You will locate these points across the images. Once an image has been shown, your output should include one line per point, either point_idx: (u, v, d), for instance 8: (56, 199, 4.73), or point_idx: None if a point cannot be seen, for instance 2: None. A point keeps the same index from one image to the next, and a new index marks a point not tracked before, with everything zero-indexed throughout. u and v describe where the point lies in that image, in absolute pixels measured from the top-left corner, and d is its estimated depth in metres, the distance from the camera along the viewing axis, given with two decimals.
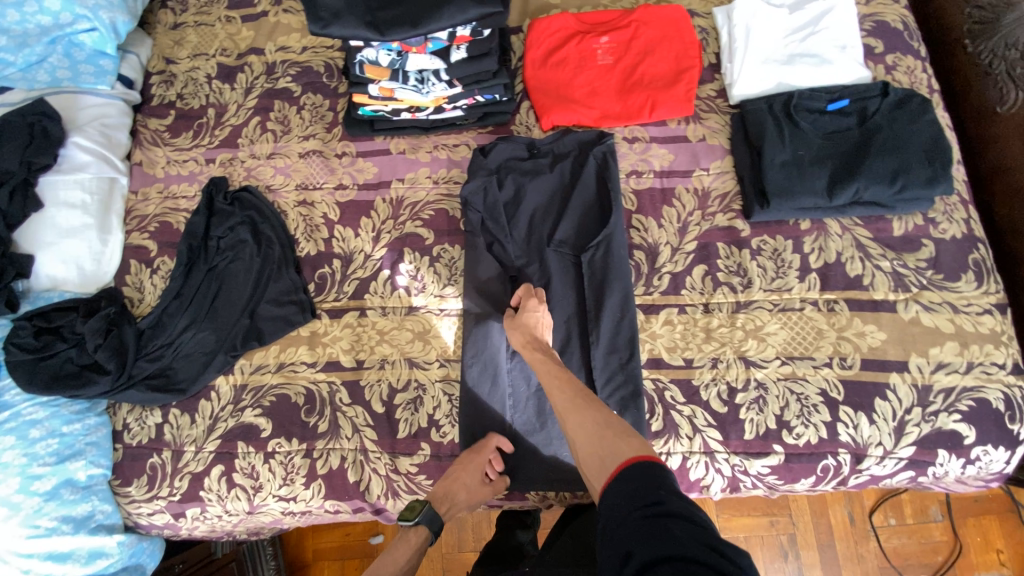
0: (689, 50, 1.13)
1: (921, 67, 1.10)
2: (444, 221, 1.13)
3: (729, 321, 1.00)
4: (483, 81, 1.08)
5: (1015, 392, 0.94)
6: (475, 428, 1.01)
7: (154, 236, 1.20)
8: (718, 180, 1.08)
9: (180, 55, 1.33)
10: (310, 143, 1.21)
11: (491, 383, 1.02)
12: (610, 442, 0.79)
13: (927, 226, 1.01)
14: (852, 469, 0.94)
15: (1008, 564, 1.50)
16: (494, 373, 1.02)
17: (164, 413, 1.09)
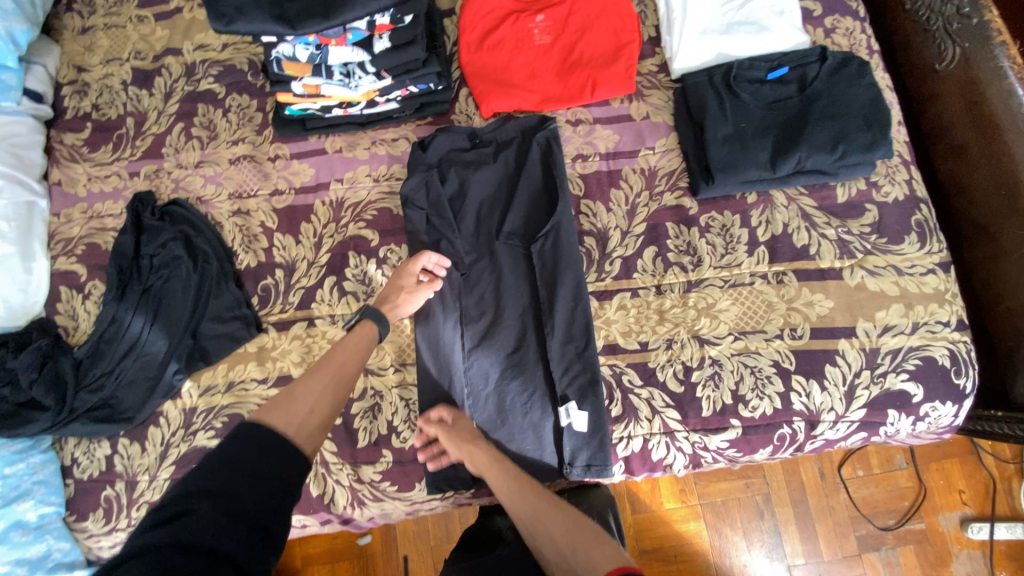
0: (627, 24, 1.10)
1: (860, 28, 1.08)
2: (388, 220, 1.09)
3: (681, 300, 1.00)
4: (413, 71, 1.02)
5: (959, 348, 0.96)
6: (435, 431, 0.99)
7: (82, 259, 1.12)
8: (664, 159, 1.06)
9: (91, 61, 1.23)
10: (241, 148, 1.14)
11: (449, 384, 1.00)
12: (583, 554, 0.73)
13: (870, 190, 1.01)
14: (808, 435, 0.96)
15: (970, 503, 1.57)
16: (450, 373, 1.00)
17: (113, 444, 1.04)
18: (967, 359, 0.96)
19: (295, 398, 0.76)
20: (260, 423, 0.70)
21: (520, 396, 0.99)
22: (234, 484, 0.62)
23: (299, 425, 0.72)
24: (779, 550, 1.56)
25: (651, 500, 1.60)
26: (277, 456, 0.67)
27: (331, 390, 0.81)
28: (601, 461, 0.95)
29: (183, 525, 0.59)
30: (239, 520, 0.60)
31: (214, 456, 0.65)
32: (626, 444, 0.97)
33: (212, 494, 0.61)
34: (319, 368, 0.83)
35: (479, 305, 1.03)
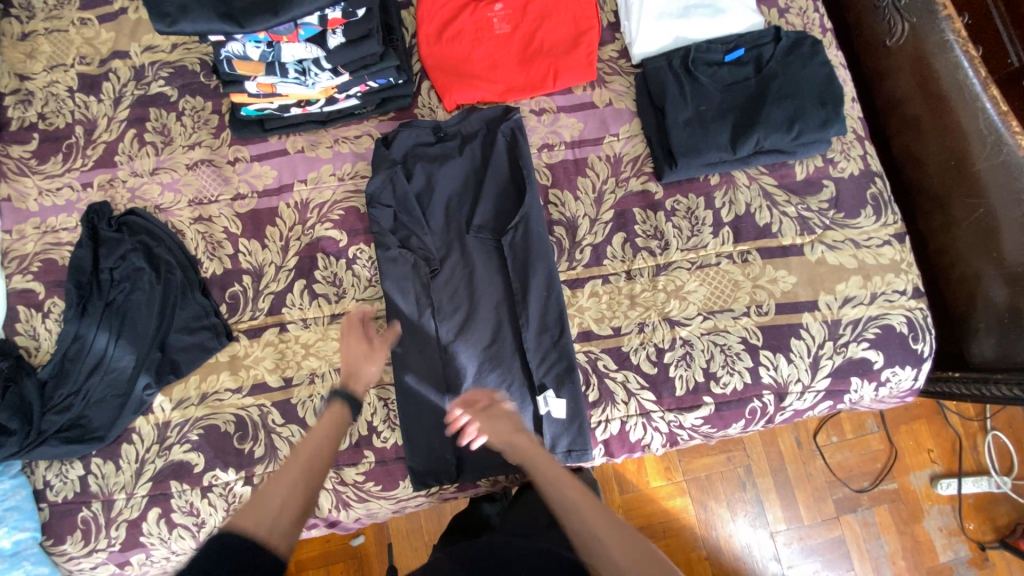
0: (586, 10, 1.09)
1: (813, 6, 1.10)
2: (356, 220, 1.07)
3: (651, 284, 1.02)
4: (370, 66, 0.98)
5: (916, 314, 1.00)
6: (415, 428, 0.99)
7: (38, 277, 1.08)
8: (628, 145, 1.07)
9: (34, 68, 1.17)
10: (198, 153, 1.11)
11: (427, 381, 1.00)
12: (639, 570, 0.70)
13: (827, 167, 1.04)
14: (777, 407, 1.00)
15: (938, 461, 1.66)
16: (426, 370, 1.00)
17: (86, 464, 1.02)
18: (923, 325, 1.00)
19: (267, 496, 0.75)
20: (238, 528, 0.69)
21: (498, 388, 1.00)
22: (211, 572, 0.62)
23: (271, 526, 0.71)
24: (762, 518, 1.63)
25: (638, 479, 1.65)
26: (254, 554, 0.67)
27: (302, 486, 0.78)
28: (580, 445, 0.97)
29: None
30: None
31: (193, 559, 0.64)
32: (605, 427, 0.99)
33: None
34: (291, 463, 0.81)
35: (453, 300, 1.03)
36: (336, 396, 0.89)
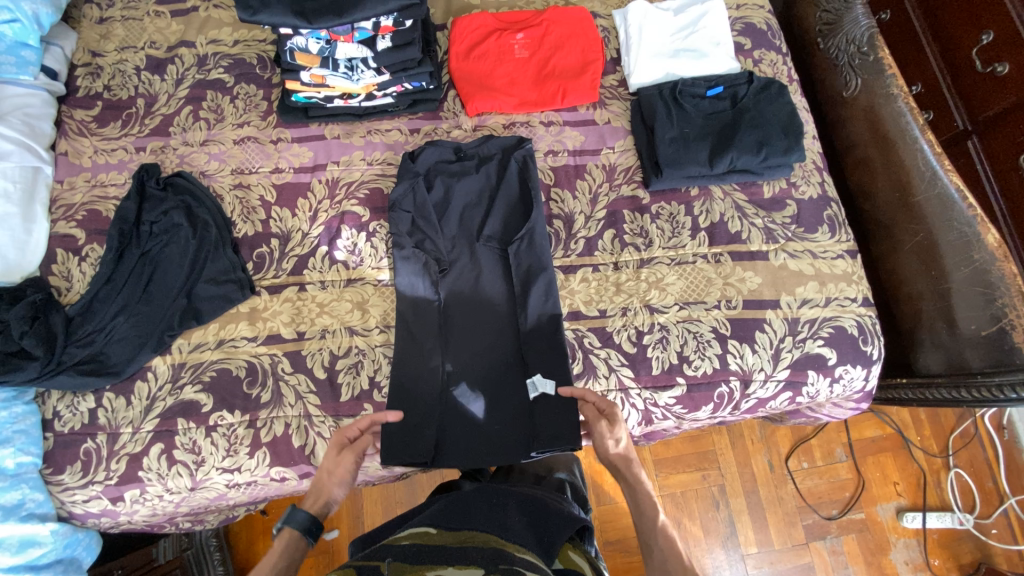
0: (593, 46, 1.29)
1: (782, 61, 1.31)
2: (379, 199, 1.21)
3: (635, 275, 1.15)
4: (409, 69, 1.16)
5: (865, 320, 1.14)
6: (411, 404, 1.06)
7: (82, 224, 1.19)
8: (622, 157, 1.24)
9: (107, 48, 1.33)
10: (245, 131, 1.25)
11: (427, 365, 1.09)
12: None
13: (791, 189, 1.21)
14: (742, 393, 1.11)
15: (904, 494, 1.74)
16: (424, 351, 1.09)
17: (98, 398, 1.08)
18: (872, 330, 1.14)
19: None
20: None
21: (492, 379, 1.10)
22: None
23: None
24: (733, 539, 1.68)
25: (614, 491, 1.64)
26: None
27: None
28: None
29: None
30: None
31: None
32: None
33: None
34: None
35: (459, 298, 1.15)
36: (291, 521, 0.87)
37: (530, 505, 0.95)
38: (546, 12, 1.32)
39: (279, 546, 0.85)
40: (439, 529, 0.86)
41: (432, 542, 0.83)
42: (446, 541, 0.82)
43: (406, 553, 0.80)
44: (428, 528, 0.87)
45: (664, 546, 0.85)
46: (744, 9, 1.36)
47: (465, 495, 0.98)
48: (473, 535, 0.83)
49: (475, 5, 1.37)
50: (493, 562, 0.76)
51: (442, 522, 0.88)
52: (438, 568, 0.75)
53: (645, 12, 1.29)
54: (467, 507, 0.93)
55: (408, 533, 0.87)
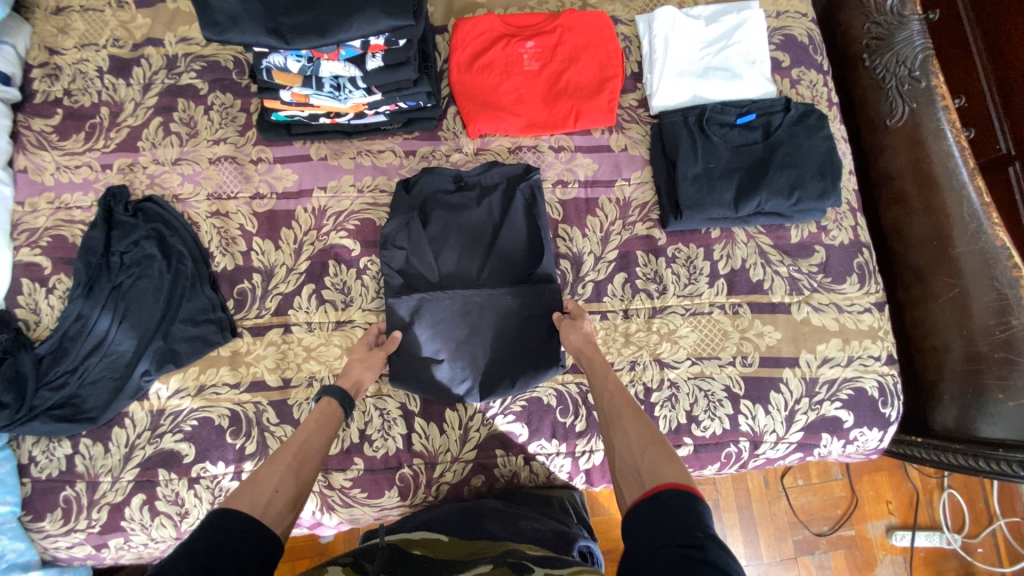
0: (612, 59, 1.14)
1: (823, 81, 1.17)
2: (371, 231, 1.11)
3: (646, 325, 1.07)
4: (403, 89, 1.03)
5: (887, 380, 1.07)
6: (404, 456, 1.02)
7: (47, 251, 1.09)
8: (638, 190, 1.13)
9: (65, 44, 1.18)
10: (222, 148, 1.13)
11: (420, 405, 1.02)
12: (651, 458, 0.70)
13: (820, 233, 1.11)
14: (751, 454, 1.06)
15: (896, 513, 1.74)
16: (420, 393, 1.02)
17: (74, 443, 1.03)
18: (893, 391, 1.07)
19: (259, 484, 0.74)
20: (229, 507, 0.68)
21: (497, 428, 1.04)
22: (208, 563, 0.59)
23: (265, 505, 0.71)
24: None
25: (608, 503, 1.55)
26: (253, 542, 0.64)
27: (297, 466, 0.79)
28: (563, 471, 1.04)
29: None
30: (218, 554, 0.60)
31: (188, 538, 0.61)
32: (588, 457, 1.04)
33: (191, 554, 0.59)
34: (280, 454, 0.81)
35: (459, 338, 1.03)
36: (328, 391, 0.91)
37: (548, 527, 0.87)
38: (561, 17, 1.16)
39: (319, 410, 0.90)
40: (451, 537, 0.81)
41: (443, 551, 0.77)
42: (456, 550, 0.77)
43: (411, 562, 0.74)
44: (439, 537, 0.81)
45: (606, 383, 0.86)
46: (784, 17, 1.20)
47: (482, 505, 0.92)
48: (484, 542, 0.78)
49: (479, 3, 1.21)
50: (502, 558, 0.72)
51: (454, 531, 0.83)
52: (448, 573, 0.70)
53: (672, 21, 1.14)
54: (479, 516, 0.88)
55: (419, 539, 0.81)
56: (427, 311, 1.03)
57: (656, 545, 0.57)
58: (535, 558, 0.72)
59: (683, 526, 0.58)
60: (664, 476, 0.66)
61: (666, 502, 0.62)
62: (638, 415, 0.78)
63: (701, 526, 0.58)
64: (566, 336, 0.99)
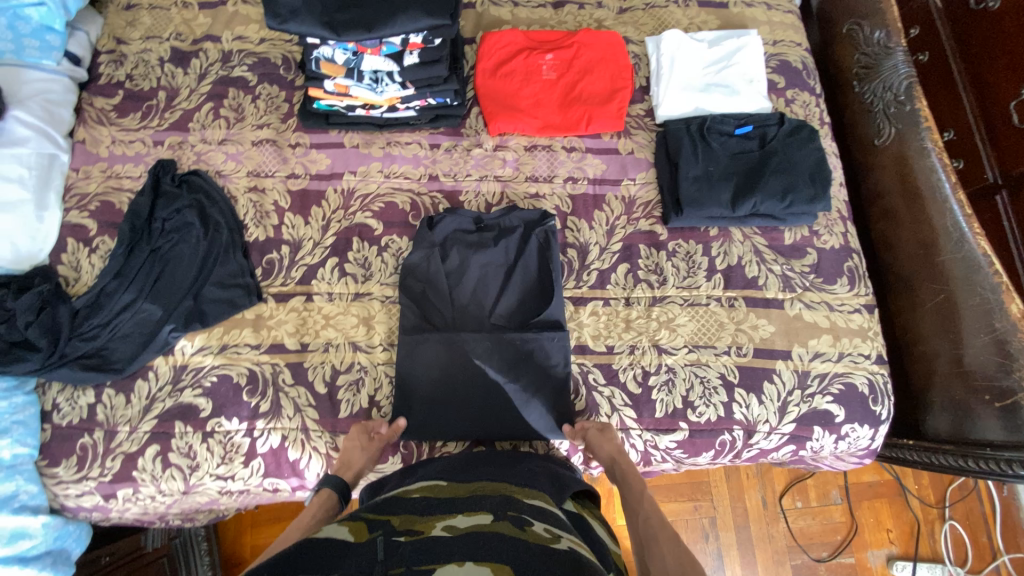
0: (622, 73, 1.26)
1: (815, 102, 1.28)
2: (394, 213, 1.19)
3: (646, 313, 1.14)
4: (434, 85, 1.14)
5: (877, 378, 1.12)
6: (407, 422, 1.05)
7: (94, 215, 1.18)
8: (643, 190, 1.22)
9: (132, 36, 1.32)
10: (264, 132, 1.24)
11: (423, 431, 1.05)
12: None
13: (812, 237, 1.18)
14: (745, 443, 1.09)
15: (896, 542, 1.70)
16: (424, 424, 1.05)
17: (97, 393, 1.08)
18: (883, 390, 1.11)
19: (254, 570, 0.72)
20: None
21: None
22: None
23: None
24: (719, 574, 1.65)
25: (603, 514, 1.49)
26: None
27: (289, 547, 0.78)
28: (560, 449, 1.09)
29: None
30: None
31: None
32: None
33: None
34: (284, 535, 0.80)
35: (470, 368, 1.07)
36: (326, 483, 0.91)
37: (541, 472, 0.94)
38: (579, 35, 1.29)
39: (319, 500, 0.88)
40: (448, 483, 0.86)
41: (442, 494, 0.83)
42: (456, 492, 0.82)
43: (414, 505, 0.79)
44: (438, 482, 0.87)
45: (642, 502, 0.86)
46: (780, 45, 1.32)
47: (476, 456, 0.98)
48: (480, 488, 0.84)
49: (506, 20, 1.35)
50: (501, 510, 0.76)
51: (450, 476, 0.89)
52: (450, 518, 0.74)
53: (679, 43, 1.26)
54: (473, 464, 0.94)
55: (418, 486, 0.85)
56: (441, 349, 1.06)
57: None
58: (532, 512, 0.77)
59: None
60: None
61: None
62: (681, 545, 0.77)
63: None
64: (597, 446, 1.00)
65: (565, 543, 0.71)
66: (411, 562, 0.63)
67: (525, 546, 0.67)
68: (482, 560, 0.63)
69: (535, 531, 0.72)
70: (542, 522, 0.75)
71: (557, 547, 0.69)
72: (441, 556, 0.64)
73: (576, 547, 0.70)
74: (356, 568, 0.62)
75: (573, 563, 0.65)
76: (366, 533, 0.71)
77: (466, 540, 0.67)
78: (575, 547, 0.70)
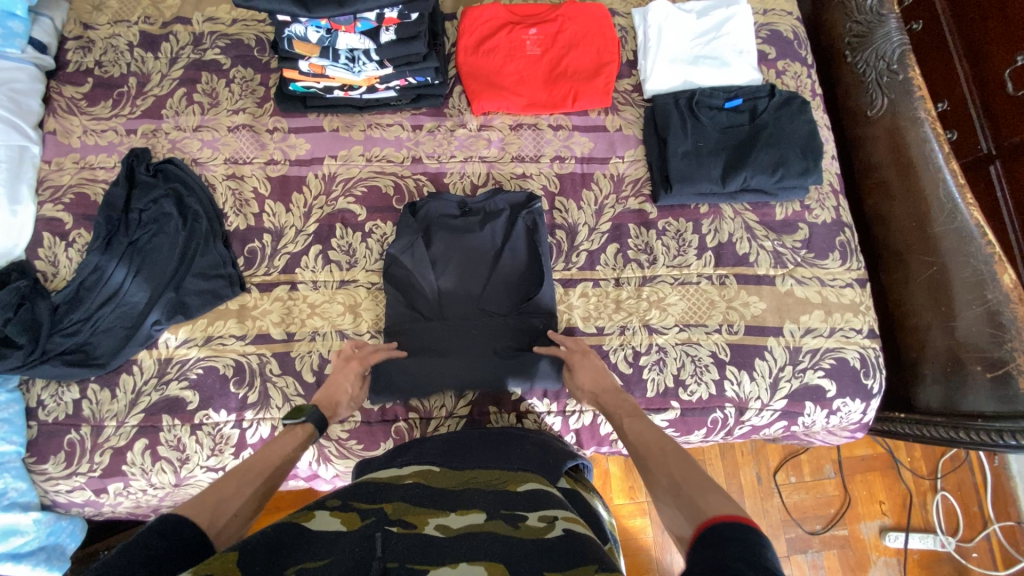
0: (609, 46, 1.22)
1: (807, 73, 1.25)
2: (377, 198, 1.17)
3: (636, 293, 1.12)
4: (413, 64, 1.10)
5: (869, 352, 1.11)
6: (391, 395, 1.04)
7: (69, 207, 1.15)
8: (632, 167, 1.19)
9: (99, 20, 1.26)
10: (240, 118, 1.20)
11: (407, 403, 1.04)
12: (687, 492, 0.66)
13: (804, 212, 1.17)
14: (737, 420, 1.09)
15: (889, 513, 1.73)
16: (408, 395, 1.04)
17: (82, 389, 1.06)
18: (874, 364, 1.11)
19: (223, 497, 0.72)
20: (183, 517, 0.65)
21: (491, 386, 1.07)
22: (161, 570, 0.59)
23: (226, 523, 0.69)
24: None
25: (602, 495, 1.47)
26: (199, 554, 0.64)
27: (263, 492, 0.78)
28: (553, 429, 1.08)
29: None
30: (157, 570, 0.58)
31: (135, 538, 0.59)
32: (578, 417, 1.08)
33: (145, 563, 0.57)
34: (247, 471, 0.79)
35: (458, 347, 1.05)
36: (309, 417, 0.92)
37: (535, 451, 0.95)
38: (563, 7, 1.24)
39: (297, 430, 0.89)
40: (443, 469, 0.86)
41: (436, 482, 0.81)
42: (450, 482, 0.81)
43: (408, 491, 0.78)
44: (431, 468, 0.86)
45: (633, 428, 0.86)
46: (770, 14, 1.28)
47: (467, 437, 0.98)
48: (474, 476, 0.83)
49: None
50: (495, 508, 0.75)
51: (444, 462, 0.88)
52: (442, 515, 0.73)
53: (666, 13, 1.22)
54: (465, 447, 0.94)
55: (410, 472, 0.85)
56: (429, 331, 1.05)
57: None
58: (525, 503, 0.76)
59: (733, 561, 0.52)
60: (708, 513, 0.61)
61: (712, 539, 0.56)
62: (674, 454, 0.75)
63: (751, 557, 0.52)
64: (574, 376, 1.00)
65: (562, 528, 0.70)
66: (404, 559, 0.63)
67: (519, 545, 0.66)
68: (476, 560, 0.63)
69: (528, 525, 0.71)
70: (537, 511, 0.74)
71: (552, 536, 0.68)
72: (434, 559, 0.63)
73: (571, 528, 0.70)
74: (348, 560, 0.62)
75: (566, 551, 0.65)
76: (358, 520, 0.70)
77: (460, 544, 0.66)
78: (571, 529, 0.70)
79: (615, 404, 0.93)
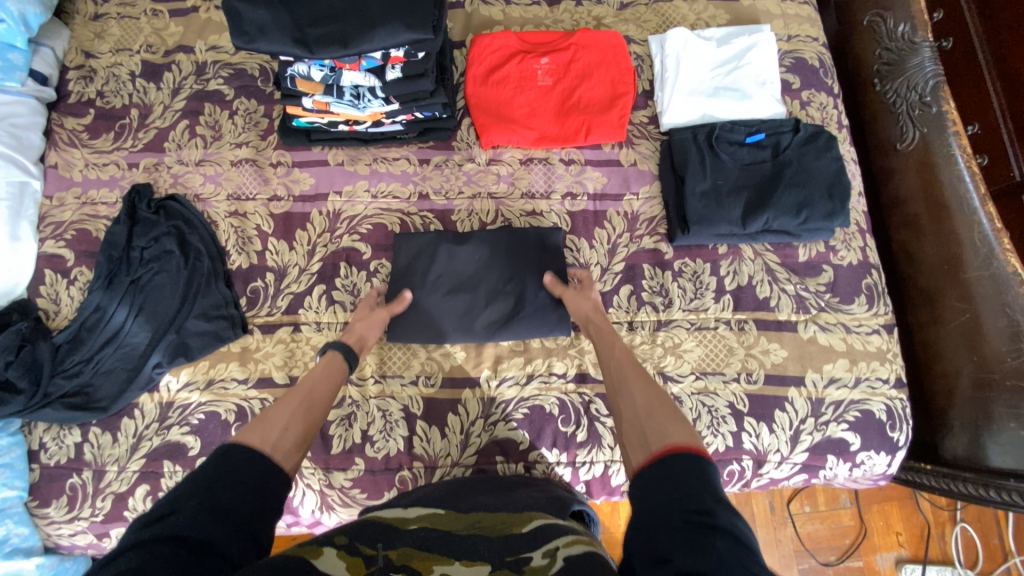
0: (624, 77, 1.17)
1: (832, 104, 1.19)
2: (382, 235, 1.13)
3: (651, 338, 1.08)
4: (420, 100, 1.07)
5: (896, 404, 1.05)
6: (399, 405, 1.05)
7: (70, 244, 1.13)
8: (646, 205, 1.14)
9: (101, 49, 1.24)
10: (243, 151, 1.17)
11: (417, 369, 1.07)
12: (656, 420, 0.72)
13: (828, 253, 1.11)
14: (755, 472, 1.04)
15: (906, 545, 1.63)
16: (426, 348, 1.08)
17: (84, 432, 1.05)
18: (902, 415, 1.05)
19: (269, 423, 0.77)
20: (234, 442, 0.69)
21: (498, 435, 1.04)
22: (215, 496, 0.61)
23: (276, 442, 0.73)
24: None
25: (607, 520, 1.37)
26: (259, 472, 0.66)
27: (307, 411, 0.83)
28: (562, 480, 1.04)
29: (177, 524, 0.58)
30: (215, 501, 0.60)
31: (189, 475, 0.63)
32: (589, 468, 1.04)
33: (198, 494, 0.60)
34: (288, 397, 0.85)
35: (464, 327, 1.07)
36: (331, 347, 0.96)
37: (543, 498, 0.90)
38: (576, 35, 1.19)
39: (324, 362, 0.94)
40: (448, 512, 0.80)
41: (442, 525, 0.76)
42: (456, 526, 0.76)
43: (416, 537, 0.72)
44: (436, 511, 0.81)
45: (614, 353, 0.90)
46: (795, 41, 1.22)
47: (471, 484, 0.94)
48: (479, 520, 0.78)
49: (497, 21, 1.25)
50: (500, 555, 0.69)
51: (450, 506, 0.83)
52: (447, 564, 0.67)
53: (685, 42, 1.17)
54: (471, 495, 0.89)
55: (416, 515, 0.79)
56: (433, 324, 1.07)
57: (662, 508, 0.58)
58: (529, 544, 0.71)
59: (693, 490, 0.58)
60: (674, 438, 0.66)
61: (674, 468, 0.62)
62: (647, 382, 0.80)
63: (709, 488, 0.58)
64: (573, 305, 1.03)
65: (563, 559, 0.64)
66: None
67: None
68: None
69: (533, 566, 0.65)
70: (541, 549, 0.68)
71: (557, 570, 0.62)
72: None
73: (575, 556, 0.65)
74: None
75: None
76: (364, 568, 0.63)
77: None
78: (573, 556, 0.65)
79: (604, 331, 0.97)
